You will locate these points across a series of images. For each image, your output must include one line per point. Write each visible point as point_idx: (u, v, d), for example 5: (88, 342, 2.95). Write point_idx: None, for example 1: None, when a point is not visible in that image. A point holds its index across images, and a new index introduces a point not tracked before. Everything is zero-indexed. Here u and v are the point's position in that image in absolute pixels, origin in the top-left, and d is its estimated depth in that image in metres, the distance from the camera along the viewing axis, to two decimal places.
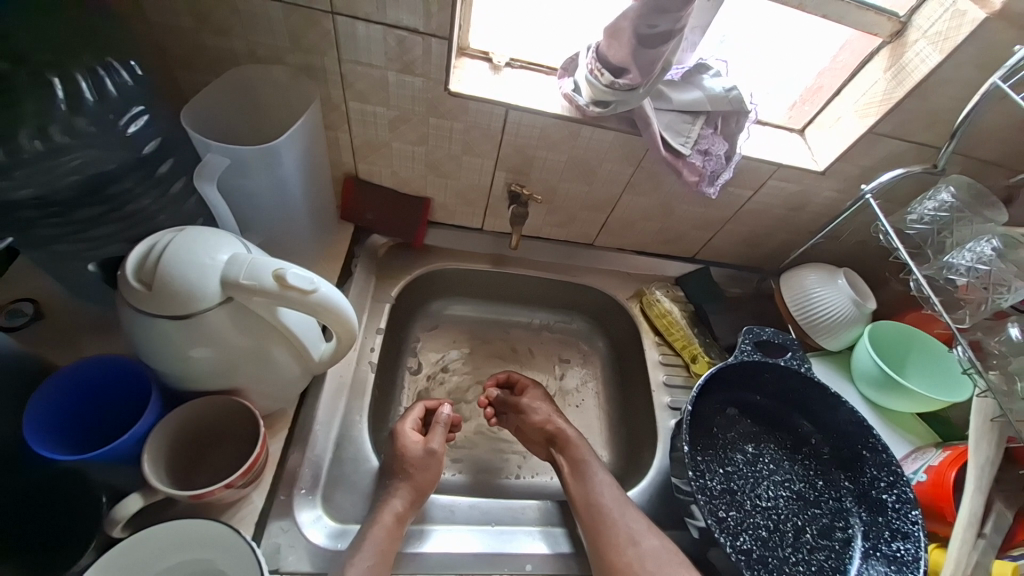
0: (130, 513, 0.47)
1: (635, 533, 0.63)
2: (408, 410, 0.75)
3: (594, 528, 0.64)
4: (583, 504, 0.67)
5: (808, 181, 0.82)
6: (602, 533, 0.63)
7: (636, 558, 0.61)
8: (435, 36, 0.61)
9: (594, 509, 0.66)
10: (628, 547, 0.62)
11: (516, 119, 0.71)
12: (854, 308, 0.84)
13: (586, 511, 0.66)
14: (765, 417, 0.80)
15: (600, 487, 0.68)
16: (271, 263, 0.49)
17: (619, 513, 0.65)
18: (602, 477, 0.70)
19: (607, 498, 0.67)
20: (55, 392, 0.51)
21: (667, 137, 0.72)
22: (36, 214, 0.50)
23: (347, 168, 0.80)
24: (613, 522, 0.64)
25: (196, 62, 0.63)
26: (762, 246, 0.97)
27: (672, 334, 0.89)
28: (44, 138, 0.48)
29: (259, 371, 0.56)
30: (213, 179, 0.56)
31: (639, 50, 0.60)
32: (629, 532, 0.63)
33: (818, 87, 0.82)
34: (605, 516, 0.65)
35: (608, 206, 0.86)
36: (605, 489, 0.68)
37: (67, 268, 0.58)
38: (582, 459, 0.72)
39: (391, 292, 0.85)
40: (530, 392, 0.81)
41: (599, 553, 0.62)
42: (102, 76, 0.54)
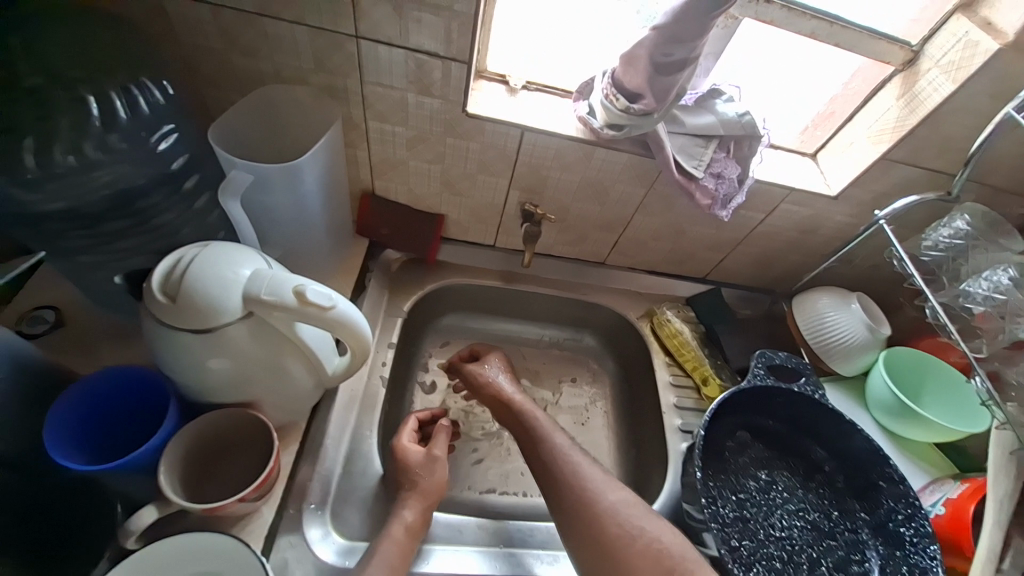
0: (144, 524, 0.48)
1: (598, 488, 0.64)
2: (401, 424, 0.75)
3: (551, 484, 0.66)
4: (541, 467, 0.68)
5: (820, 205, 0.82)
6: (563, 500, 0.64)
7: (597, 520, 0.61)
8: (456, 60, 0.63)
9: (553, 470, 0.66)
10: (590, 506, 0.62)
11: (531, 140, 0.72)
12: (868, 333, 0.83)
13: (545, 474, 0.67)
14: (778, 444, 0.79)
15: (562, 450, 0.68)
16: (291, 279, 0.50)
17: (575, 471, 0.66)
18: (562, 437, 0.71)
19: (569, 457, 0.68)
20: (73, 404, 0.51)
21: (680, 160, 0.73)
22: (66, 225, 0.52)
23: (365, 184, 0.81)
24: (571, 483, 0.65)
25: (224, 81, 0.65)
26: (774, 269, 0.96)
27: (683, 356, 0.89)
28: (78, 154, 0.50)
29: (274, 383, 0.56)
30: (237, 195, 0.58)
31: (655, 77, 0.61)
32: (591, 488, 0.64)
33: (829, 113, 0.83)
34: (560, 474, 0.66)
35: (620, 226, 0.87)
36: (563, 456, 0.68)
37: (92, 278, 0.60)
38: (534, 423, 0.72)
39: (403, 307, 0.86)
40: (493, 358, 0.81)
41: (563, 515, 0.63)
42: (135, 94, 0.55)
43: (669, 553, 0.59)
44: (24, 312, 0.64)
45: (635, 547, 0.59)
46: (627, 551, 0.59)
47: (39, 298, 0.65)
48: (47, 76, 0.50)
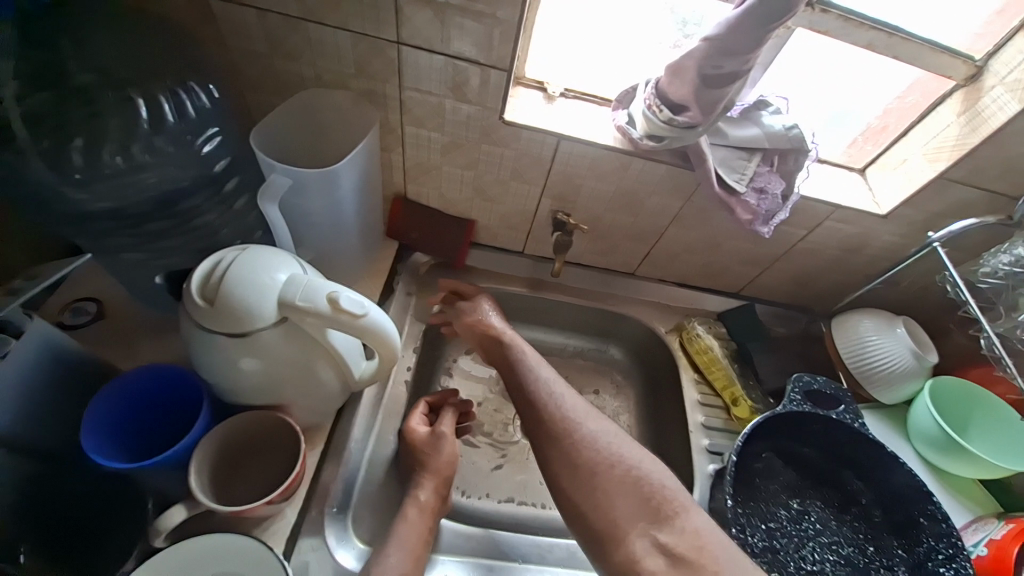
0: (173, 523, 0.49)
1: (577, 416, 0.62)
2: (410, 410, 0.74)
3: (530, 415, 0.64)
4: (520, 396, 0.66)
5: (868, 224, 0.78)
6: (540, 427, 0.62)
7: (573, 446, 0.59)
8: (495, 67, 0.62)
9: (532, 399, 0.64)
10: (567, 433, 0.60)
11: (567, 148, 0.71)
12: (914, 360, 0.79)
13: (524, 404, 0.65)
14: (813, 472, 0.76)
15: (544, 380, 0.66)
16: (325, 286, 0.50)
17: (553, 399, 0.64)
18: (544, 368, 0.69)
19: (551, 387, 0.65)
20: (109, 401, 0.53)
21: (721, 173, 0.70)
22: (112, 224, 0.54)
23: (397, 188, 0.81)
24: (549, 409, 0.63)
25: (266, 84, 0.66)
26: (813, 287, 0.93)
27: (713, 373, 0.86)
28: (126, 155, 0.51)
29: (303, 386, 0.57)
30: (275, 198, 0.58)
31: (702, 89, 0.58)
32: (570, 416, 0.62)
33: (882, 127, 0.79)
34: (539, 404, 0.64)
35: (652, 237, 0.85)
36: (546, 386, 0.65)
37: (133, 275, 0.61)
38: (519, 358, 0.70)
39: (429, 310, 0.85)
40: (482, 297, 0.79)
41: (539, 441, 0.61)
42: (182, 97, 0.55)
43: (654, 483, 0.57)
44: (65, 303, 0.66)
45: (614, 477, 0.57)
46: (603, 478, 0.57)
47: (81, 290, 0.67)
48: (96, 77, 0.51)
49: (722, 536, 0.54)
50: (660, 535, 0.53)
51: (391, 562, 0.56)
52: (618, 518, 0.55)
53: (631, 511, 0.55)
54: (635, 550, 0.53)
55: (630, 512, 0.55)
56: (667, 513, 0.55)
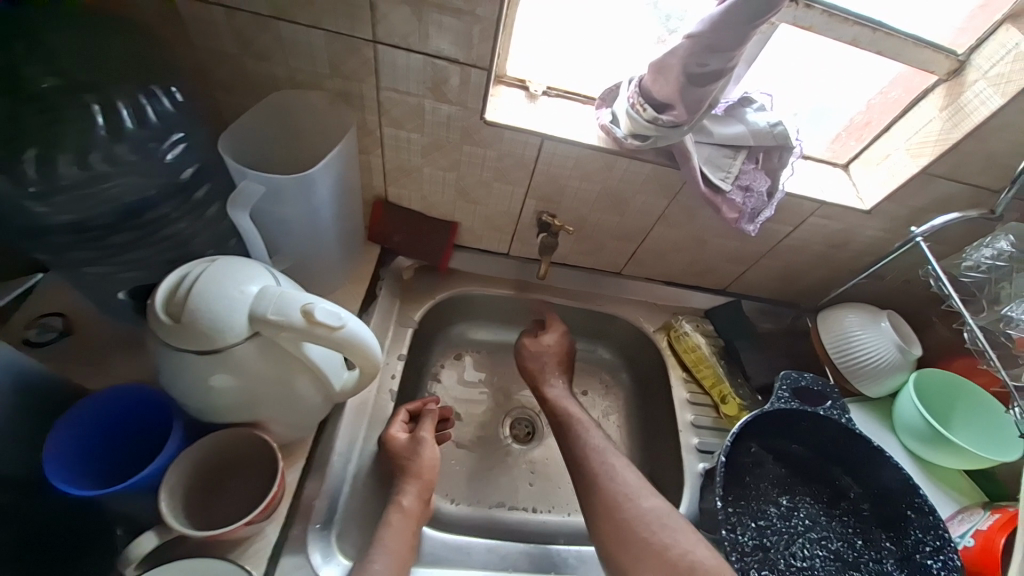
0: (145, 551, 0.47)
1: (630, 491, 0.67)
2: (393, 416, 0.73)
3: (587, 486, 0.69)
4: (577, 460, 0.72)
5: (852, 220, 0.78)
6: (595, 498, 0.67)
7: (625, 522, 0.64)
8: (475, 66, 0.60)
9: (587, 467, 0.70)
10: (620, 510, 0.65)
11: (551, 149, 0.70)
12: (898, 354, 0.80)
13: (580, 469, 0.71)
14: (801, 467, 0.76)
15: (600, 448, 0.72)
16: (299, 298, 0.48)
17: (608, 475, 0.68)
18: (599, 436, 0.74)
19: (607, 457, 0.71)
20: (74, 426, 0.51)
21: (706, 172, 0.69)
22: (72, 237, 0.51)
23: (377, 191, 0.79)
24: (606, 483, 0.68)
25: (237, 85, 0.63)
26: (798, 282, 0.93)
27: (701, 372, 0.86)
28: (83, 165, 0.48)
29: (281, 402, 0.54)
30: (247, 207, 0.57)
31: (687, 88, 0.57)
32: (623, 492, 0.66)
33: (865, 122, 0.80)
34: (597, 480, 0.68)
35: (639, 237, 0.84)
36: (599, 454, 0.71)
37: (95, 289, 0.58)
38: (575, 420, 0.77)
39: (414, 316, 0.84)
40: (556, 337, 0.85)
41: (593, 509, 0.67)
42: (144, 102, 0.52)
43: (701, 564, 0.59)
44: (32, 318, 0.62)
45: (663, 558, 0.60)
46: (654, 558, 0.61)
47: (42, 307, 0.63)
48: (57, 81, 0.47)
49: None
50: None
51: (377, 568, 0.55)
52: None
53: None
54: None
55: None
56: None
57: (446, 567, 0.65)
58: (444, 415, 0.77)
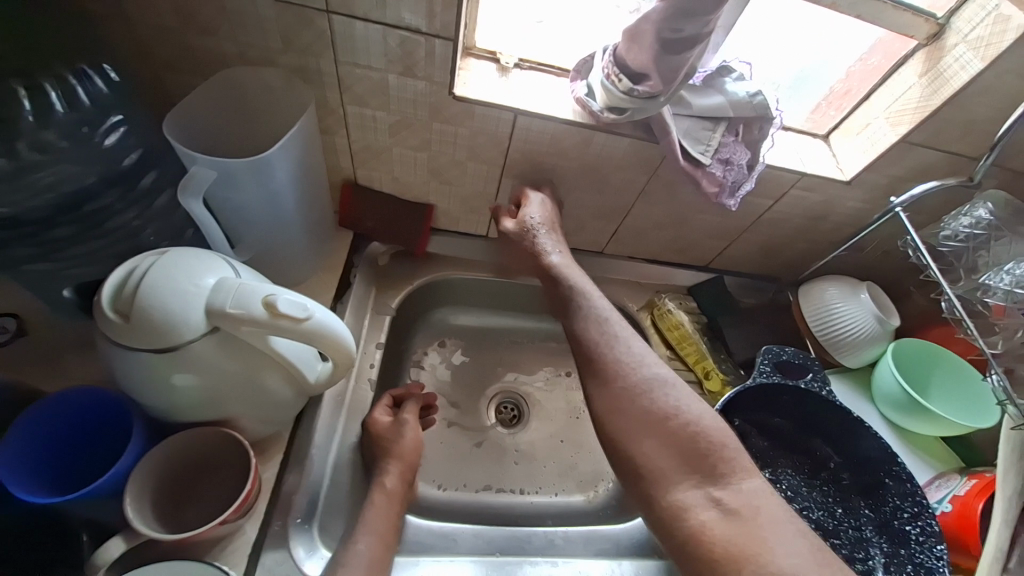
0: (113, 557, 0.45)
1: (626, 363, 0.60)
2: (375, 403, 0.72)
3: (586, 358, 0.62)
4: (576, 333, 0.65)
5: (832, 191, 0.77)
6: (593, 368, 0.61)
7: (623, 392, 0.58)
8: (439, 36, 0.57)
9: (586, 338, 0.63)
10: (618, 379, 0.59)
11: (525, 124, 0.67)
12: (877, 324, 0.80)
13: (580, 340, 0.64)
14: (784, 440, 0.77)
15: (602, 318, 0.65)
16: (260, 289, 0.45)
17: (608, 345, 0.62)
18: (601, 306, 0.66)
19: (610, 326, 0.64)
20: (24, 433, 0.48)
21: (685, 145, 0.67)
22: (8, 234, 0.47)
23: (345, 173, 0.75)
24: (606, 352, 0.62)
25: (182, 63, 0.58)
26: (779, 256, 0.92)
27: (685, 349, 0.85)
28: (11, 156, 0.45)
29: (250, 399, 0.52)
30: (199, 193, 0.53)
31: (661, 55, 0.55)
32: (619, 361, 0.60)
33: (845, 90, 0.78)
34: (595, 350, 0.62)
35: (619, 215, 0.82)
36: (607, 320, 0.64)
37: (42, 289, 0.54)
38: (580, 291, 0.68)
39: (391, 303, 0.81)
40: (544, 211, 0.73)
41: (590, 380, 0.61)
42: (73, 84, 0.49)
43: (706, 435, 0.54)
44: None
45: (664, 428, 0.55)
46: (652, 429, 0.55)
47: None
48: None
49: (777, 498, 0.51)
50: (712, 491, 0.51)
51: (360, 548, 0.54)
52: (663, 467, 0.54)
53: (680, 461, 0.54)
54: (682, 498, 0.52)
55: (677, 461, 0.54)
56: (722, 467, 0.52)
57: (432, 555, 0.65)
58: (428, 401, 0.75)
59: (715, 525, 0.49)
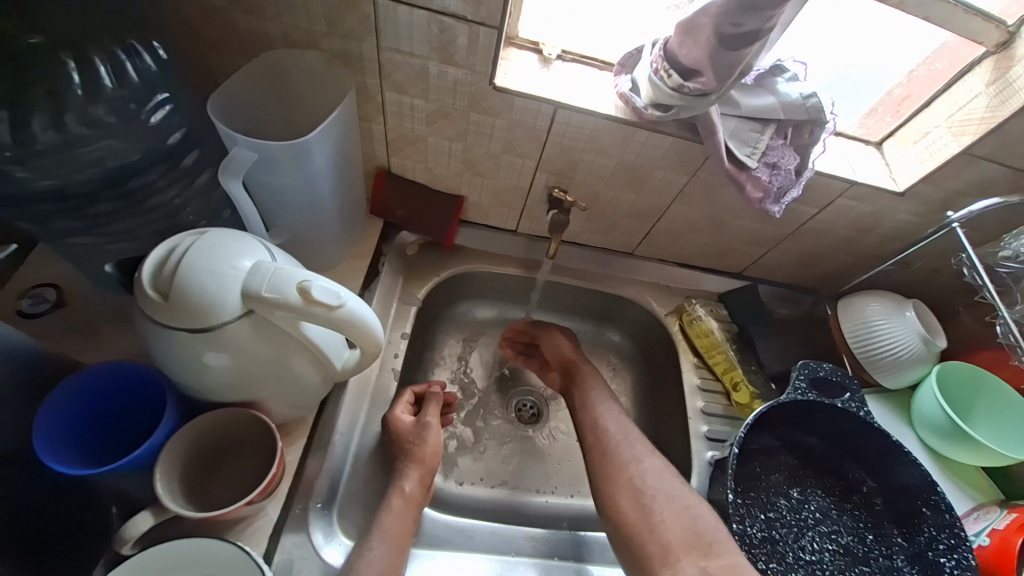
0: (140, 531, 0.46)
1: (636, 454, 0.67)
2: (397, 397, 0.71)
3: (596, 445, 0.69)
4: (585, 432, 0.71)
5: (883, 203, 0.74)
6: (607, 454, 0.67)
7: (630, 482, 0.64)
8: (484, 24, 0.55)
9: (595, 436, 0.70)
10: (627, 465, 0.65)
11: (565, 118, 0.65)
12: (922, 345, 0.76)
13: (589, 438, 0.70)
14: (814, 460, 0.74)
15: (607, 416, 0.71)
16: (296, 274, 0.45)
17: (622, 437, 0.68)
18: (609, 408, 0.72)
19: (615, 425, 0.70)
20: (60, 405, 0.49)
21: (731, 147, 0.64)
22: (53, 206, 0.48)
23: (380, 161, 0.75)
24: (616, 442, 0.68)
25: (227, 43, 0.59)
26: (819, 267, 0.88)
27: (713, 358, 0.83)
28: (60, 129, 0.45)
29: (280, 382, 0.52)
30: (239, 174, 0.53)
31: (719, 52, 0.52)
32: (631, 451, 0.67)
33: (904, 95, 0.74)
34: (609, 439, 0.69)
35: (654, 217, 0.80)
36: (612, 415, 0.71)
37: (85, 261, 0.56)
38: (590, 388, 0.75)
39: (418, 294, 0.81)
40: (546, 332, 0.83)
41: (600, 470, 0.67)
42: (123, 60, 0.49)
43: (702, 520, 0.60)
44: (24, 290, 0.60)
45: (669, 507, 0.61)
46: (660, 509, 0.61)
47: (33, 278, 0.61)
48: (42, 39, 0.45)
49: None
50: (709, 565, 0.55)
51: (374, 556, 0.53)
52: (670, 543, 0.58)
53: (684, 540, 0.58)
54: (682, 574, 0.55)
55: (682, 540, 0.58)
56: (717, 546, 0.57)
57: (448, 549, 0.65)
58: (450, 400, 0.74)
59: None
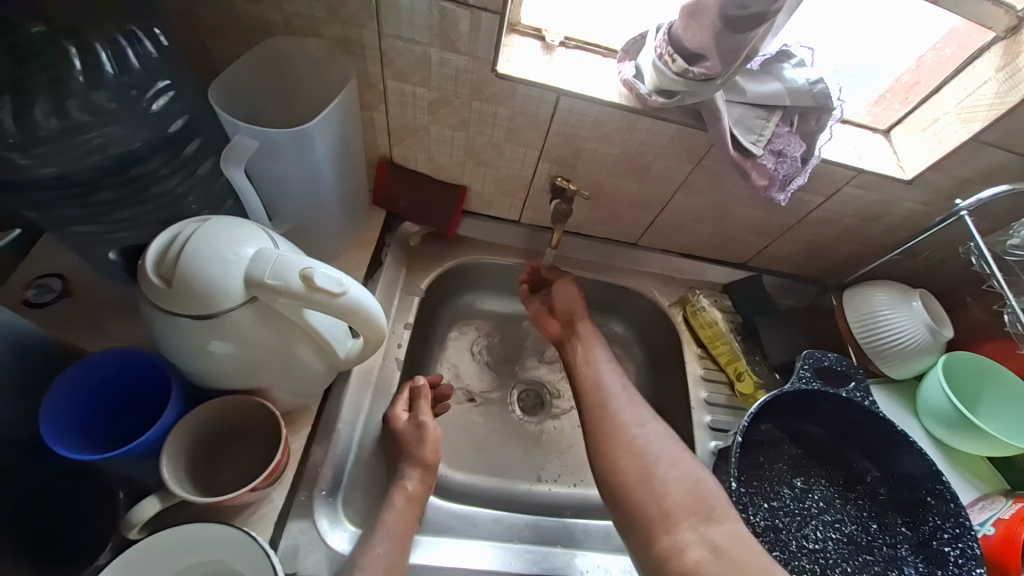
0: (147, 516, 0.46)
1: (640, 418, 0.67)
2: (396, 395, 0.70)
3: (595, 419, 0.68)
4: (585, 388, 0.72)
5: (890, 191, 0.73)
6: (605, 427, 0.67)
7: (627, 447, 0.64)
8: (486, 9, 0.55)
9: (593, 396, 0.71)
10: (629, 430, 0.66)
11: (568, 106, 0.64)
12: (929, 335, 0.76)
13: (587, 396, 0.71)
14: (818, 449, 0.74)
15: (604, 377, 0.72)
16: (299, 261, 0.45)
17: (624, 399, 0.69)
18: (610, 369, 0.73)
19: (612, 391, 0.70)
20: (68, 389, 0.49)
21: (737, 134, 0.63)
22: (56, 193, 0.48)
23: (382, 151, 0.74)
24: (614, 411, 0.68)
25: (228, 31, 0.58)
26: (825, 257, 0.88)
27: (717, 348, 0.82)
28: (61, 116, 0.46)
29: (284, 370, 0.53)
30: (241, 162, 0.53)
31: (724, 34, 0.51)
32: (635, 416, 0.67)
33: (913, 82, 0.73)
34: (612, 407, 0.68)
35: (658, 206, 0.79)
36: (613, 378, 0.72)
37: (91, 250, 0.56)
38: (590, 350, 0.75)
39: (420, 284, 0.81)
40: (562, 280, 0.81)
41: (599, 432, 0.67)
42: (123, 46, 0.49)
43: (708, 483, 0.60)
44: (31, 280, 0.60)
45: (675, 469, 0.61)
46: (665, 471, 0.61)
47: (39, 268, 0.61)
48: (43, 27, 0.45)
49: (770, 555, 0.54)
50: (708, 532, 0.56)
51: (379, 553, 0.53)
52: (670, 509, 0.58)
53: (687, 501, 0.58)
54: (682, 537, 0.56)
55: (687, 501, 0.58)
56: (718, 512, 0.58)
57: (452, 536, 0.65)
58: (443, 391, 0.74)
59: (708, 559, 0.53)
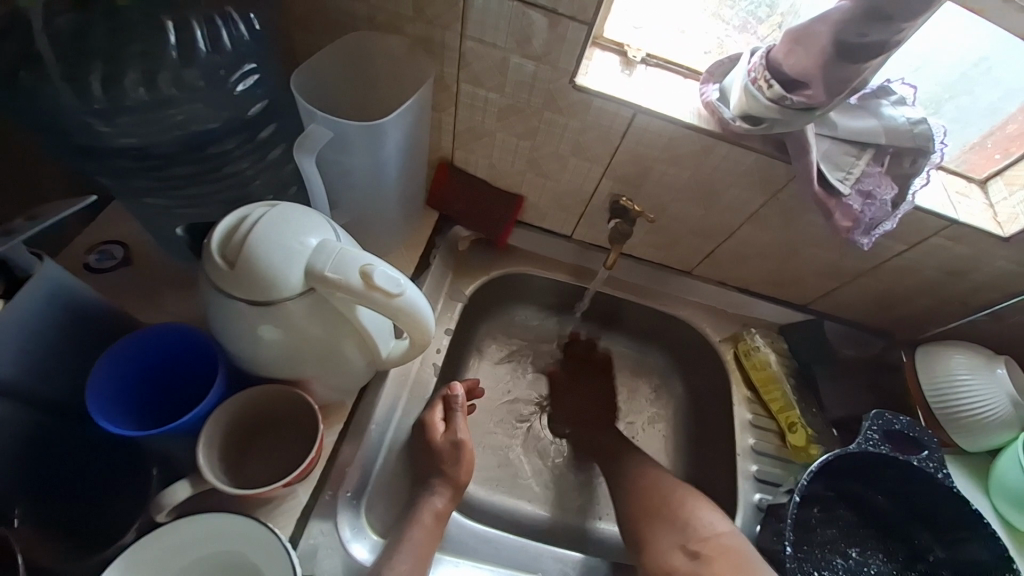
0: (177, 500, 0.45)
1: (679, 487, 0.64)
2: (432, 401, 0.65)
3: None
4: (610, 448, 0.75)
5: (984, 247, 0.67)
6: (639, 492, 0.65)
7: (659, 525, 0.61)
8: (575, 19, 0.53)
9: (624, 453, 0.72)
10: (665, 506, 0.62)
11: (643, 123, 0.62)
12: (1010, 408, 0.69)
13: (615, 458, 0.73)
14: (875, 520, 0.67)
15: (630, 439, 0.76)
16: (360, 257, 0.44)
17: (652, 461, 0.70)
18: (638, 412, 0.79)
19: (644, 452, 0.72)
20: (116, 362, 0.49)
21: (824, 170, 0.59)
22: (134, 164, 0.49)
23: (443, 153, 0.73)
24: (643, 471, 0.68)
25: (313, 22, 0.59)
26: (896, 310, 0.81)
27: (769, 394, 0.77)
28: (149, 87, 0.47)
29: (328, 363, 0.52)
30: (314, 152, 0.53)
31: (834, 62, 0.48)
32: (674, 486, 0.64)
33: (1020, 132, 0.67)
34: None
35: (720, 236, 0.75)
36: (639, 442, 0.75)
37: (157, 222, 0.57)
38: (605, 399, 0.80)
39: (466, 290, 0.79)
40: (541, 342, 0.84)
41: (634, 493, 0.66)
42: (219, 25, 0.49)
43: None
44: (92, 244, 0.62)
45: None
46: None
47: (102, 234, 0.63)
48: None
49: None
50: None
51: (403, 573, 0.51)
52: None
53: None
54: None
55: None
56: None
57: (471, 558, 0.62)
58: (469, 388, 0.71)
59: None
